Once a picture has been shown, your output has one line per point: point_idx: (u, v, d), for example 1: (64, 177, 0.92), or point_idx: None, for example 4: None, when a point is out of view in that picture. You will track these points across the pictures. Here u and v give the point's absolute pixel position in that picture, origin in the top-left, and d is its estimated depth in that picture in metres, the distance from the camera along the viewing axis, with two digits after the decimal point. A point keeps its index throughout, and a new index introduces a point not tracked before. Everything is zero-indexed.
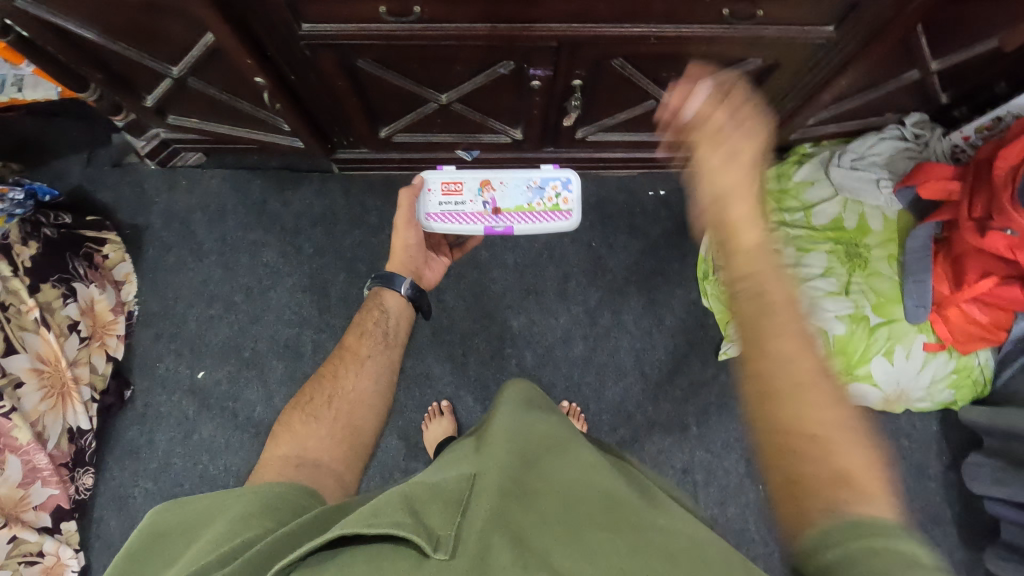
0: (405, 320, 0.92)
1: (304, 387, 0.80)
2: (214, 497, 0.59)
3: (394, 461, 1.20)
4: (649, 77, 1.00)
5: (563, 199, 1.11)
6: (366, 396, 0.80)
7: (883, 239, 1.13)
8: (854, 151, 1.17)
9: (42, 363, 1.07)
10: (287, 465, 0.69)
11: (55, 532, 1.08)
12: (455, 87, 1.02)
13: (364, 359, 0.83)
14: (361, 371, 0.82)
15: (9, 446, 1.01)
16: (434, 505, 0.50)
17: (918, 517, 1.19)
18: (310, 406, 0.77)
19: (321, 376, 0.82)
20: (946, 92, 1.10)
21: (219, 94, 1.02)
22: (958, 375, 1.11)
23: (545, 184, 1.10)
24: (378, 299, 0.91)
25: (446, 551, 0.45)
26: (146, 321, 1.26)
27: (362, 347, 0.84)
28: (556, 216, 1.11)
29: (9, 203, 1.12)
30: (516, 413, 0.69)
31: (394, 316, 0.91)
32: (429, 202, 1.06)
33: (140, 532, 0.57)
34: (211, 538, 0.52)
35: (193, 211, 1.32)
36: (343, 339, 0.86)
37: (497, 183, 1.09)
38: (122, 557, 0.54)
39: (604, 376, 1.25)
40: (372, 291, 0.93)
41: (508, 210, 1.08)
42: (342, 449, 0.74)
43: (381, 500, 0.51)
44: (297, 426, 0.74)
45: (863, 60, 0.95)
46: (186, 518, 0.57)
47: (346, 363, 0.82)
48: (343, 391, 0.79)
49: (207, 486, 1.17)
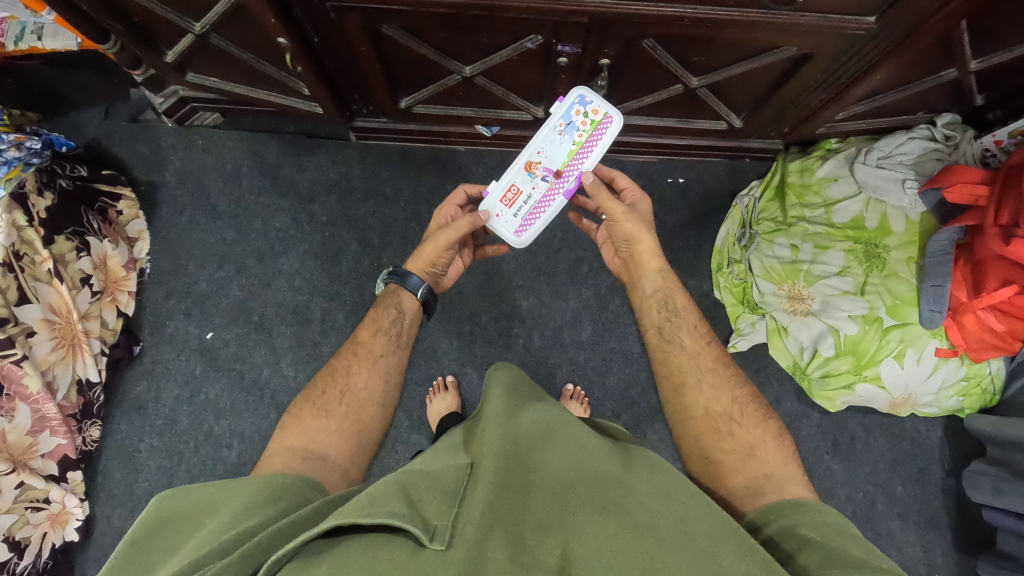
0: (416, 323, 0.92)
1: (315, 380, 0.81)
2: (218, 487, 0.60)
3: (396, 432, 1.20)
4: (679, 60, 0.98)
5: (594, 112, 1.00)
6: (377, 394, 0.80)
7: (905, 240, 1.11)
8: (881, 149, 1.14)
9: (54, 314, 1.07)
10: (293, 457, 0.70)
11: (61, 481, 1.09)
12: (480, 59, 1.00)
13: (377, 356, 0.83)
14: (373, 369, 0.82)
15: (20, 395, 1.02)
16: (431, 493, 0.51)
17: (913, 520, 1.20)
18: (321, 400, 0.77)
19: (333, 370, 0.82)
20: (981, 94, 1.08)
21: (241, 53, 1.01)
22: (968, 383, 1.10)
23: (569, 117, 1.00)
24: (396, 298, 0.90)
25: (442, 541, 0.46)
26: (158, 278, 1.27)
27: (375, 345, 0.84)
28: (604, 128, 1.00)
29: (27, 151, 1.10)
30: (522, 397, 0.70)
31: (409, 316, 0.90)
32: (506, 223, 0.99)
33: (144, 519, 0.57)
34: (215, 526, 0.53)
35: (208, 171, 1.32)
36: (357, 334, 0.86)
37: (536, 154, 0.99)
38: (127, 544, 0.54)
39: (609, 361, 1.25)
40: (388, 288, 0.92)
41: (566, 164, 0.99)
42: (349, 446, 0.75)
43: (377, 487, 0.52)
44: (308, 420, 0.75)
45: (902, 54, 0.92)
46: (189, 508, 0.57)
47: (358, 359, 0.82)
48: (354, 387, 0.79)
49: (211, 445, 1.19)
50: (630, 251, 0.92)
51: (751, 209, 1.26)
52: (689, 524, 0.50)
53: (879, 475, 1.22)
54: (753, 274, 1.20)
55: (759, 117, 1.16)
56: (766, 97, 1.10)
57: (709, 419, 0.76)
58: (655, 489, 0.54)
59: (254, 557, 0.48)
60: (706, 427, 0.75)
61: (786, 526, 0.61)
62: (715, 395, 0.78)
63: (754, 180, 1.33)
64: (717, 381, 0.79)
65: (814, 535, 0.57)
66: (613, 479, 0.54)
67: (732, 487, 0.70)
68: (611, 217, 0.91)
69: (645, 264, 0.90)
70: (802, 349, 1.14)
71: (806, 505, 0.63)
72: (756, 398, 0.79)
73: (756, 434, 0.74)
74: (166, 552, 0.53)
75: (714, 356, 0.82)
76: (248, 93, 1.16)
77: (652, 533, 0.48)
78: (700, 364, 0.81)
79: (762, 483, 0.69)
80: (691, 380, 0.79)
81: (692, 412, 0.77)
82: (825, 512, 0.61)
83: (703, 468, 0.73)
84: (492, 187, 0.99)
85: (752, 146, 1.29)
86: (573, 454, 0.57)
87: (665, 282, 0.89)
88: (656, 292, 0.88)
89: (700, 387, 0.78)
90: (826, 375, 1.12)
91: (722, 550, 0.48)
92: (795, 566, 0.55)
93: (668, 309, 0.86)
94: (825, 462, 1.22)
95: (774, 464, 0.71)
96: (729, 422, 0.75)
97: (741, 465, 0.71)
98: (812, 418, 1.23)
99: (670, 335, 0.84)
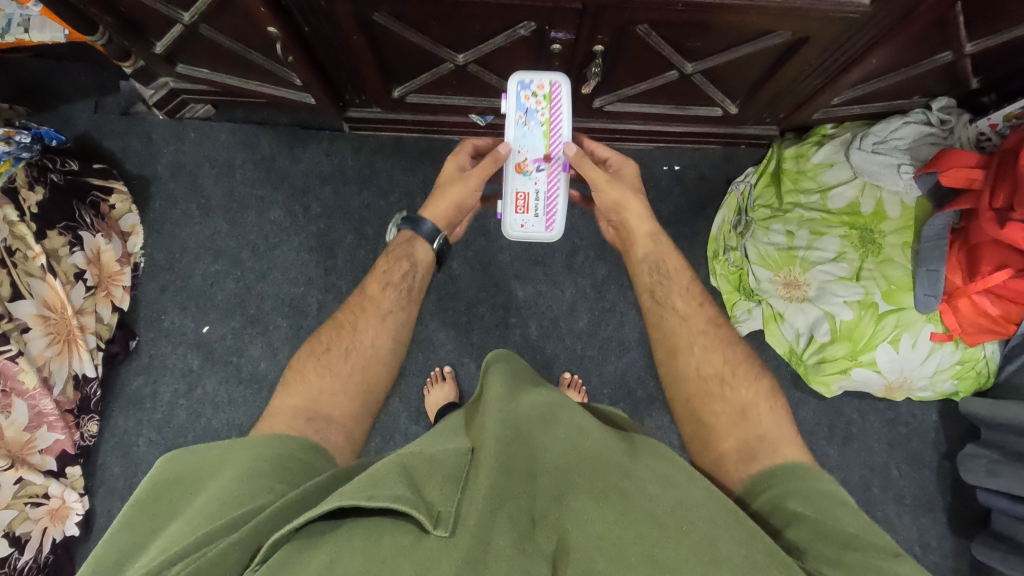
0: (427, 274, 0.92)
1: (322, 335, 0.81)
2: (223, 450, 0.61)
3: (395, 422, 1.20)
4: (673, 46, 0.97)
5: (541, 86, 0.96)
6: (383, 352, 0.80)
7: (900, 226, 1.11)
8: (876, 134, 1.14)
9: (48, 309, 1.07)
10: (297, 418, 0.70)
11: (60, 476, 1.10)
12: (473, 46, 0.99)
13: (385, 312, 0.83)
14: (380, 326, 0.82)
15: (16, 390, 1.01)
16: (434, 478, 0.51)
17: (909, 503, 1.21)
18: (326, 357, 0.78)
19: (339, 325, 0.82)
20: (977, 77, 1.07)
21: (230, 43, 1.00)
22: (962, 366, 1.10)
23: (523, 108, 0.96)
24: (409, 248, 0.90)
25: (446, 528, 0.46)
26: (153, 273, 1.26)
27: (385, 301, 0.84)
28: (557, 95, 0.96)
29: (17, 145, 1.08)
30: (522, 383, 0.70)
31: (421, 268, 0.90)
32: (534, 226, 1.03)
33: (147, 483, 0.56)
34: (224, 494, 0.53)
35: (200, 163, 1.31)
36: (366, 288, 0.86)
37: (518, 159, 0.97)
38: (131, 505, 0.54)
39: (606, 350, 1.25)
40: (401, 236, 0.92)
41: (548, 145, 0.97)
42: (354, 404, 0.75)
43: (376, 469, 0.52)
44: (312, 377, 0.75)
45: (897, 37, 0.92)
46: (197, 468, 0.58)
47: (365, 313, 0.83)
48: (360, 344, 0.79)
49: (210, 439, 1.19)
50: (619, 219, 0.92)
51: (746, 196, 1.26)
52: (690, 509, 0.50)
53: (874, 459, 1.23)
54: (750, 261, 1.20)
55: (755, 103, 1.16)
56: (761, 83, 1.09)
57: (701, 380, 0.76)
58: (655, 475, 0.54)
59: (263, 535, 0.47)
60: (698, 391, 0.75)
61: (774, 497, 0.61)
62: (707, 357, 0.78)
63: (750, 166, 1.33)
64: (709, 344, 0.79)
65: (803, 508, 0.58)
66: (613, 463, 0.54)
67: (723, 450, 0.70)
68: (597, 186, 0.91)
69: (636, 229, 0.90)
70: (798, 335, 1.14)
71: (797, 470, 0.64)
72: (749, 359, 0.78)
73: (748, 396, 0.74)
74: (170, 517, 0.53)
75: (707, 318, 0.82)
76: (239, 84, 1.15)
77: (652, 518, 0.48)
78: (691, 327, 0.81)
79: (754, 447, 0.69)
80: (677, 342, 0.80)
81: (684, 373, 0.77)
82: (817, 480, 0.62)
83: (694, 433, 0.74)
84: (503, 207, 1.01)
85: (747, 133, 1.28)
86: (573, 440, 0.58)
87: (657, 247, 0.89)
88: (647, 257, 0.89)
89: (693, 349, 0.79)
90: (822, 361, 1.13)
91: (726, 536, 0.48)
92: (784, 541, 0.55)
93: (660, 273, 0.87)
94: (821, 447, 1.22)
95: (767, 425, 0.71)
96: (720, 385, 0.75)
97: (734, 426, 0.71)
98: (808, 403, 1.24)
99: (662, 299, 0.84)
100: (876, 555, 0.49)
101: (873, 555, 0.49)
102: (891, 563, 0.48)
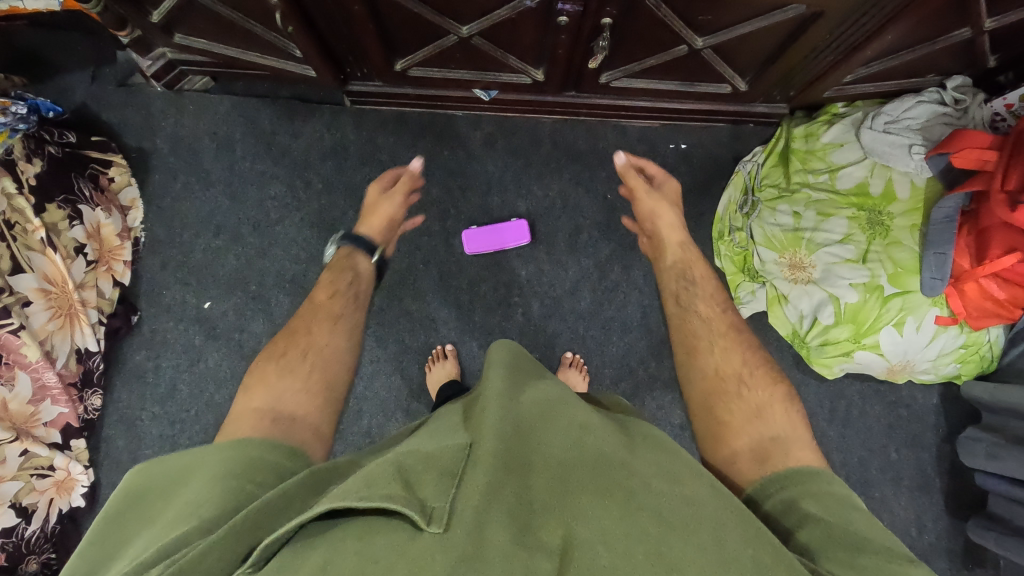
0: (370, 285, 0.98)
1: (276, 342, 0.81)
2: (190, 457, 0.61)
3: (396, 399, 1.21)
4: (683, 19, 0.95)
5: None
6: (340, 352, 0.81)
7: (908, 208, 1.09)
8: (888, 113, 1.12)
9: (49, 283, 1.06)
10: (263, 419, 0.69)
11: (65, 449, 1.10)
12: (477, 19, 0.97)
13: (338, 316, 0.85)
14: (334, 329, 0.83)
15: (19, 363, 1.02)
16: (428, 475, 0.51)
17: (907, 485, 1.21)
18: (283, 361, 0.77)
19: (292, 331, 0.83)
20: (994, 55, 1.04)
21: (229, 13, 0.98)
22: (966, 351, 1.10)
23: None
24: (350, 261, 0.97)
25: (439, 524, 0.46)
26: (153, 248, 1.25)
27: (335, 306, 0.87)
28: None
29: (14, 116, 1.07)
30: (522, 373, 0.70)
31: (364, 279, 0.96)
32: None
33: (117, 496, 0.58)
34: (193, 501, 0.53)
35: (199, 137, 1.29)
36: (314, 298, 0.88)
37: None
38: (100, 521, 0.55)
39: (609, 330, 1.25)
40: (341, 251, 1.00)
41: None
42: (317, 401, 0.74)
43: (370, 470, 0.52)
44: (272, 380, 0.75)
45: (915, 12, 0.89)
46: (166, 478, 0.59)
47: (318, 319, 0.84)
48: (317, 345, 0.80)
49: (213, 413, 1.19)
50: (653, 228, 1.00)
51: (754, 175, 1.24)
52: (695, 508, 0.51)
53: (874, 441, 1.23)
54: (755, 242, 1.19)
55: (765, 81, 1.13)
56: (771, 59, 1.06)
57: (717, 379, 0.76)
58: (659, 471, 0.55)
59: (245, 538, 0.47)
60: (715, 388, 0.76)
61: (786, 499, 0.61)
62: (726, 358, 0.78)
63: (758, 145, 1.30)
64: (728, 344, 0.80)
65: (818, 510, 0.58)
66: (616, 460, 0.54)
67: (736, 448, 0.70)
68: (636, 194, 1.03)
69: (667, 238, 0.97)
70: (802, 317, 1.14)
71: (812, 473, 0.64)
72: (769, 364, 0.78)
73: (764, 396, 0.73)
74: (142, 525, 0.54)
75: (728, 323, 0.83)
76: (239, 56, 1.12)
77: (658, 517, 0.49)
78: (711, 330, 0.82)
79: (768, 447, 0.68)
80: (695, 343, 0.81)
81: (701, 371, 0.78)
82: (829, 482, 0.62)
83: (707, 430, 0.74)
84: None
85: (756, 111, 1.26)
86: (575, 433, 0.58)
87: (686, 256, 0.95)
88: (675, 264, 0.94)
89: (711, 351, 0.79)
90: (825, 343, 1.12)
91: (732, 536, 0.49)
92: (796, 544, 0.55)
93: (686, 280, 0.91)
94: (821, 429, 1.23)
95: (782, 426, 0.71)
96: (738, 384, 0.75)
97: (748, 425, 0.71)
98: (809, 385, 1.24)
99: (685, 303, 0.87)
100: (889, 559, 0.50)
101: (887, 559, 0.50)
102: (906, 567, 0.49)
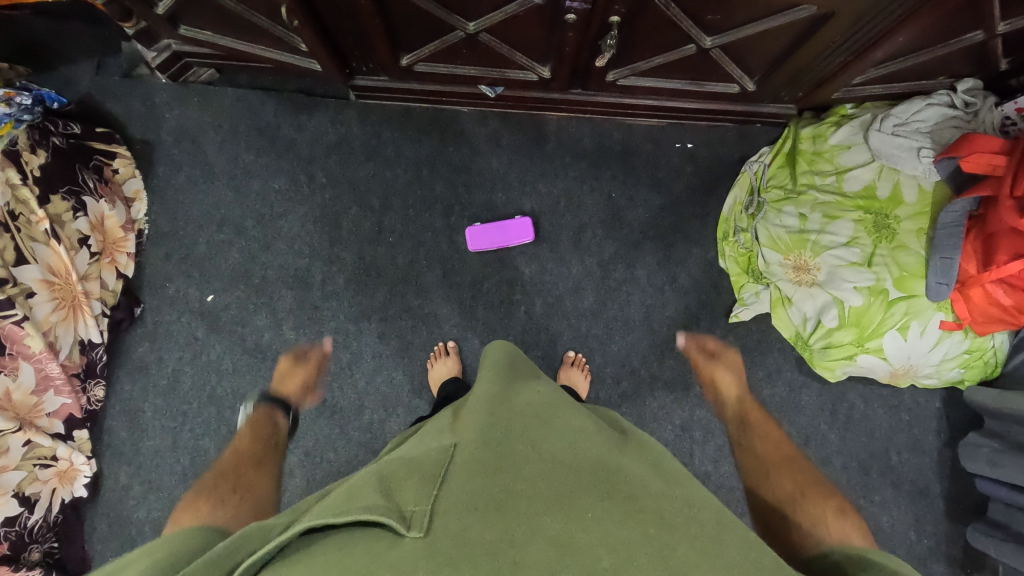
0: (286, 438, 1.07)
1: (204, 484, 0.88)
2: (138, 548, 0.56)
3: (398, 395, 1.21)
4: (693, 19, 0.94)
5: None
6: (265, 492, 0.88)
7: (916, 211, 1.08)
8: (897, 116, 1.11)
9: (53, 275, 1.07)
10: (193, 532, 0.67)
11: (67, 439, 1.11)
12: (484, 15, 0.96)
13: (259, 462, 0.96)
14: (257, 473, 0.93)
15: (23, 354, 1.02)
16: (410, 483, 0.53)
17: (907, 488, 1.21)
18: (215, 497, 0.82)
19: (221, 475, 0.91)
20: (1006, 59, 1.03)
21: (235, 6, 0.98)
22: (970, 356, 1.09)
23: None
24: (272, 418, 1.08)
25: (419, 529, 0.47)
26: (157, 240, 1.25)
27: (251, 454, 0.98)
28: None
29: (18, 107, 1.08)
30: (514, 378, 0.72)
31: (281, 430, 1.07)
32: None
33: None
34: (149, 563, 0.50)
35: (204, 129, 1.29)
36: (232, 451, 0.99)
37: None
38: None
39: (611, 329, 1.25)
40: (258, 411, 1.08)
41: None
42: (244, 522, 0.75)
43: (355, 486, 0.53)
44: (202, 511, 0.77)
45: (927, 14, 0.89)
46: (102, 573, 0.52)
47: (244, 465, 0.94)
48: (245, 486, 0.87)
49: (215, 406, 1.19)
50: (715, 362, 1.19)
51: (760, 175, 1.24)
52: (694, 512, 0.53)
53: (875, 444, 1.23)
54: (759, 243, 1.18)
55: (773, 81, 1.12)
56: (780, 60, 1.06)
57: (777, 502, 0.79)
58: (654, 476, 0.58)
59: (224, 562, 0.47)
60: (773, 508, 0.78)
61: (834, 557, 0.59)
62: (780, 483, 0.83)
63: (765, 145, 1.30)
64: (786, 472, 0.85)
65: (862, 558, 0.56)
66: (611, 467, 0.56)
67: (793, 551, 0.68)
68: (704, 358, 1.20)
69: (727, 391, 1.16)
70: (805, 320, 1.14)
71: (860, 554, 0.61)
72: (827, 490, 0.81)
73: (823, 515, 0.73)
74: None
75: (784, 451, 0.91)
76: (244, 49, 1.12)
77: (657, 519, 0.50)
78: (771, 459, 0.89)
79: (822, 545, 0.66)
80: (764, 466, 0.88)
81: (760, 491, 0.82)
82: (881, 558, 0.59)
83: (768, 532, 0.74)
84: None
85: (764, 112, 1.25)
86: (570, 439, 0.59)
87: (743, 400, 1.13)
88: (734, 411, 1.11)
89: (768, 475, 0.86)
90: (828, 346, 1.11)
91: (729, 538, 0.50)
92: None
93: (743, 423, 1.06)
94: (822, 431, 1.23)
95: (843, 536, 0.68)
96: (791, 507, 0.77)
97: (805, 533, 0.70)
98: (811, 388, 1.24)
99: (747, 443, 0.99)
100: None
101: None
102: None
